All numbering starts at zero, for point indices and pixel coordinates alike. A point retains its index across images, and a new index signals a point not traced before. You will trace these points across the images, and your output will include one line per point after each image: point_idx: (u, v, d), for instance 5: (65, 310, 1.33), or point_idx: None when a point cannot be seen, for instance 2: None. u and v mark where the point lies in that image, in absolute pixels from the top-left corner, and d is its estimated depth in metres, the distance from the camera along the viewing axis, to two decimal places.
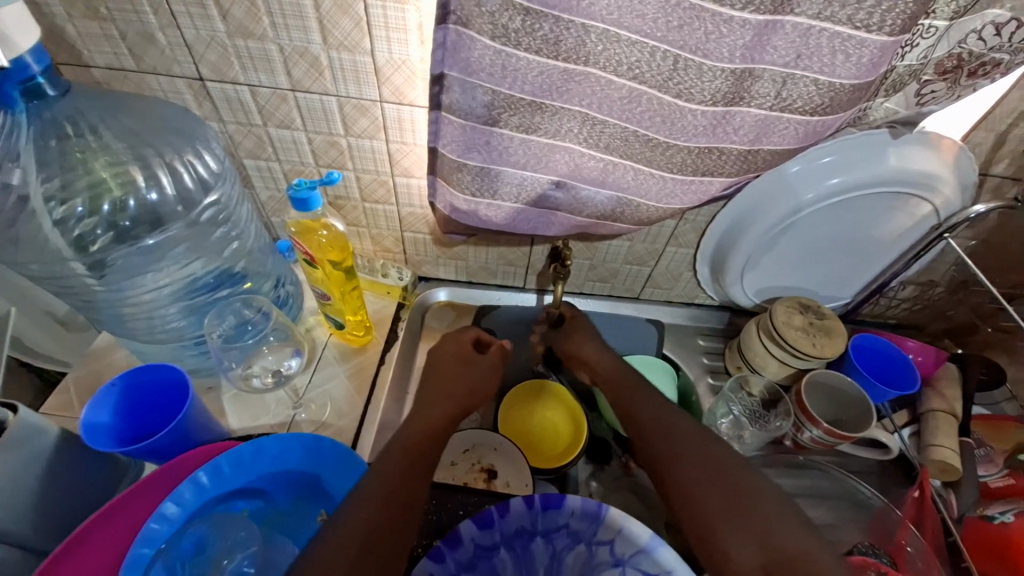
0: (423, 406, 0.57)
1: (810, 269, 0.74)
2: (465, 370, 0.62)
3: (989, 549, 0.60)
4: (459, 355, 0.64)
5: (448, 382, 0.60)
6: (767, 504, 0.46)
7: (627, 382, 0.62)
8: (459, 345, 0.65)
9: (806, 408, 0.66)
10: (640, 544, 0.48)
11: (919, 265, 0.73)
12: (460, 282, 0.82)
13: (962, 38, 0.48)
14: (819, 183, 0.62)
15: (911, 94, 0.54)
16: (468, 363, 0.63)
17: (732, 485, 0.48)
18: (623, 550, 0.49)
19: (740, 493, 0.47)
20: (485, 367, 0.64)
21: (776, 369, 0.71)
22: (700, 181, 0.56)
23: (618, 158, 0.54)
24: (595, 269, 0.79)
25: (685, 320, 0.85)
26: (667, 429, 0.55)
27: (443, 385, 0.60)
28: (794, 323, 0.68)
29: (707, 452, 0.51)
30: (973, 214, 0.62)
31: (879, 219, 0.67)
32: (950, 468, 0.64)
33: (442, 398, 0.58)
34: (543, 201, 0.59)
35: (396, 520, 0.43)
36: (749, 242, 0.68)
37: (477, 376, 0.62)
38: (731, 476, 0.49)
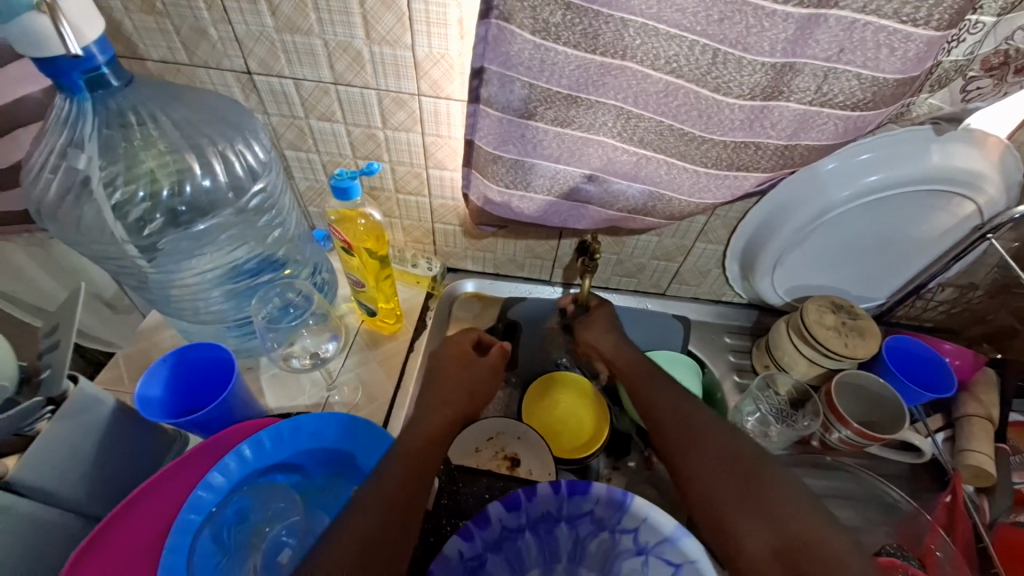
0: (425, 414, 0.55)
1: (844, 268, 0.73)
2: (467, 371, 0.61)
3: (1020, 555, 0.57)
4: (459, 358, 0.62)
5: (451, 387, 0.58)
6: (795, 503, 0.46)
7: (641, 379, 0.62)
8: (462, 345, 0.63)
9: (835, 408, 0.65)
10: (664, 533, 0.48)
11: (959, 266, 0.71)
12: (487, 274, 0.84)
13: (1012, 33, 0.47)
14: (858, 180, 0.61)
15: (957, 90, 0.53)
16: (466, 366, 0.61)
17: (752, 482, 0.48)
18: (648, 538, 0.49)
19: (761, 491, 0.47)
20: (485, 368, 0.62)
21: (805, 369, 0.70)
22: (735, 176, 0.56)
23: (652, 151, 0.54)
24: (621, 264, 0.79)
25: (712, 318, 0.85)
26: (683, 424, 0.54)
27: (444, 391, 0.58)
28: (825, 323, 0.67)
29: (728, 447, 0.51)
30: (1017, 215, 0.61)
31: (918, 218, 0.66)
32: (984, 473, 0.63)
33: (454, 393, 0.58)
34: (575, 193, 0.60)
35: (402, 517, 0.44)
36: (781, 239, 0.68)
37: (479, 376, 0.61)
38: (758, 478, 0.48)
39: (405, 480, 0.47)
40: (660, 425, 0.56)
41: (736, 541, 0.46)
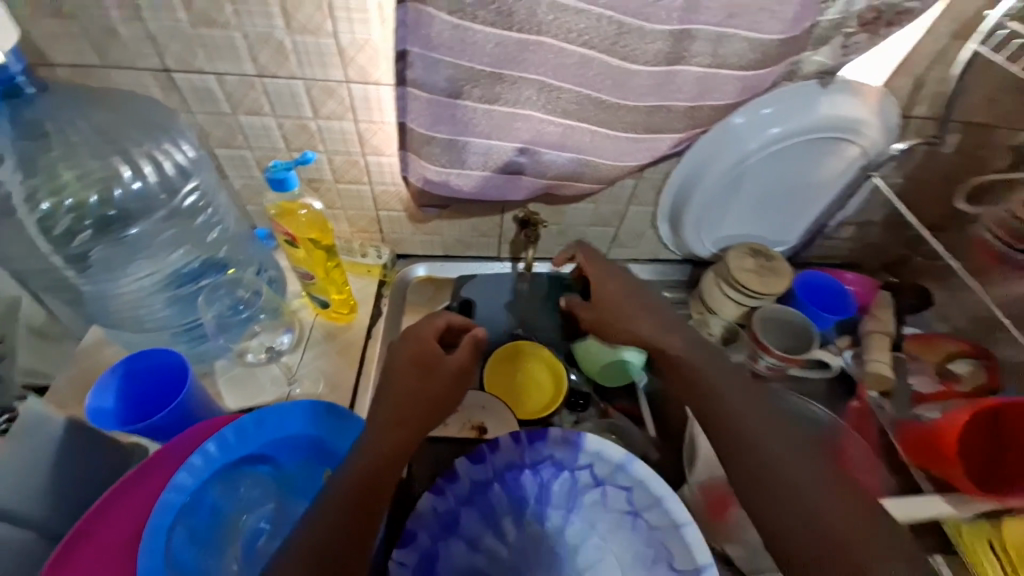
0: (377, 432, 0.50)
1: (758, 216, 0.81)
2: (428, 376, 0.55)
3: (922, 445, 0.68)
4: (417, 363, 0.55)
5: (407, 397, 0.53)
6: (804, 480, 0.46)
7: (687, 364, 0.56)
8: (425, 344, 0.57)
9: (759, 340, 0.73)
10: (616, 462, 0.54)
11: (852, 204, 0.80)
12: (437, 257, 0.86)
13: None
14: (763, 134, 0.68)
15: (838, 46, 0.60)
16: (428, 373, 0.54)
17: (797, 489, 0.46)
18: (603, 471, 0.54)
19: (806, 498, 0.45)
20: (448, 372, 0.56)
21: (734, 312, 0.77)
22: (651, 138, 0.61)
23: (575, 121, 0.58)
24: (564, 234, 0.83)
25: (651, 276, 0.91)
26: (755, 468, 0.48)
27: (397, 401, 0.52)
28: (746, 267, 0.75)
29: (761, 441, 0.49)
30: (894, 151, 0.71)
31: (816, 163, 0.74)
32: (884, 377, 0.73)
33: (412, 402, 0.52)
34: (510, 168, 0.62)
35: (354, 544, 0.43)
36: (703, 192, 0.74)
37: (446, 378, 0.55)
38: (771, 472, 0.47)
39: (353, 510, 0.45)
40: (737, 417, 0.51)
41: (792, 556, 0.44)
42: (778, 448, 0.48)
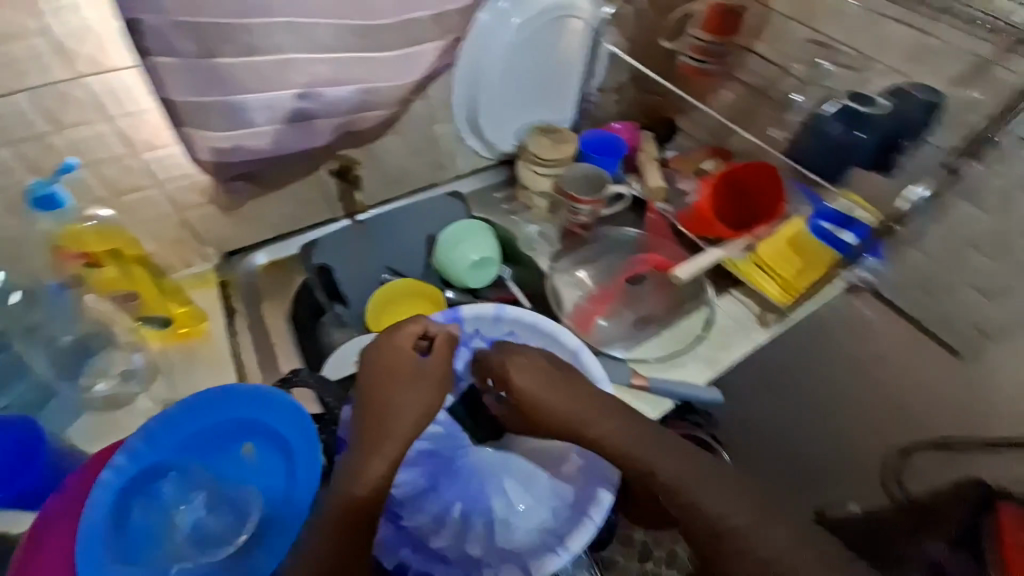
0: (370, 439, 0.55)
1: (536, 102, 0.91)
2: (414, 378, 0.59)
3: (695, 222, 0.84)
4: (399, 366, 0.59)
5: (395, 403, 0.57)
6: (703, 485, 0.56)
7: (529, 395, 0.58)
8: (404, 349, 0.60)
9: (569, 196, 0.87)
10: (491, 316, 0.69)
11: (601, 68, 0.94)
12: (270, 240, 0.83)
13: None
14: (508, 27, 0.77)
15: None
16: (418, 374, 0.59)
17: (707, 504, 0.55)
18: (485, 328, 0.68)
19: (713, 506, 0.55)
20: (429, 377, 0.60)
21: (549, 185, 0.91)
22: (416, 51, 0.67)
23: (341, 52, 0.61)
24: (385, 174, 0.87)
25: (478, 185, 0.98)
26: (665, 486, 0.56)
27: (386, 409, 0.57)
28: (542, 145, 0.89)
29: (664, 461, 0.57)
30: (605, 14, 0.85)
31: (563, 46, 0.86)
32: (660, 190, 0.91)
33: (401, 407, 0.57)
34: (298, 117, 0.63)
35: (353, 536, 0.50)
36: (482, 90, 0.82)
37: (433, 380, 0.60)
38: (682, 486, 0.56)
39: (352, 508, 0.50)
40: (593, 422, 0.57)
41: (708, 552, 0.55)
42: (677, 467, 0.56)
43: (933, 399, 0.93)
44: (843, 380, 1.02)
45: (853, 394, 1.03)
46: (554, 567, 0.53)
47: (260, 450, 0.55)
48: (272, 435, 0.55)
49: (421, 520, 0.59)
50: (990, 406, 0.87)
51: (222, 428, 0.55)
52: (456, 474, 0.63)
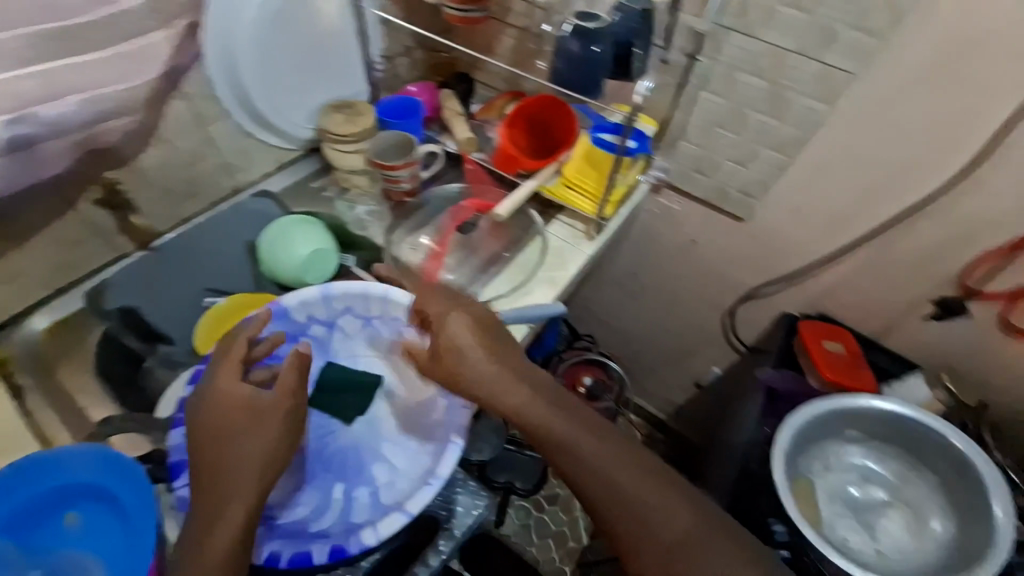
0: (220, 500, 0.53)
1: (317, 79, 0.87)
2: (251, 421, 0.56)
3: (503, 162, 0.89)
4: (232, 415, 0.56)
5: (235, 455, 0.54)
6: (623, 476, 0.58)
7: (454, 342, 0.63)
8: (235, 393, 0.57)
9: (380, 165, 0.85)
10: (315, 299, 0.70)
11: (376, 35, 0.92)
12: (49, 297, 0.72)
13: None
14: (247, 4, 0.73)
15: None
16: (254, 416, 0.56)
17: (623, 493, 0.58)
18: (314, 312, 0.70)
19: (629, 498, 0.58)
20: (270, 414, 0.57)
21: (357, 159, 0.89)
22: (141, 45, 0.61)
23: (45, 63, 0.54)
24: (169, 189, 0.78)
25: (291, 180, 0.92)
26: (585, 473, 0.59)
27: (226, 466, 0.54)
28: (332, 121, 0.87)
29: (589, 450, 0.59)
30: None
31: (322, 17, 0.83)
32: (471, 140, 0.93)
33: (243, 458, 0.54)
34: (18, 145, 0.54)
35: None
36: (243, 73, 0.76)
37: (272, 415, 0.57)
38: (600, 471, 0.59)
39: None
40: (509, 395, 0.62)
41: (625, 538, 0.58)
42: (601, 455, 0.59)
43: (739, 263, 1.11)
44: (674, 265, 1.21)
45: (686, 275, 1.22)
46: (429, 496, 0.58)
47: (86, 513, 0.56)
48: (89, 494, 0.56)
49: (301, 512, 0.60)
50: (777, 257, 1.06)
51: (37, 505, 0.55)
52: (327, 460, 0.63)
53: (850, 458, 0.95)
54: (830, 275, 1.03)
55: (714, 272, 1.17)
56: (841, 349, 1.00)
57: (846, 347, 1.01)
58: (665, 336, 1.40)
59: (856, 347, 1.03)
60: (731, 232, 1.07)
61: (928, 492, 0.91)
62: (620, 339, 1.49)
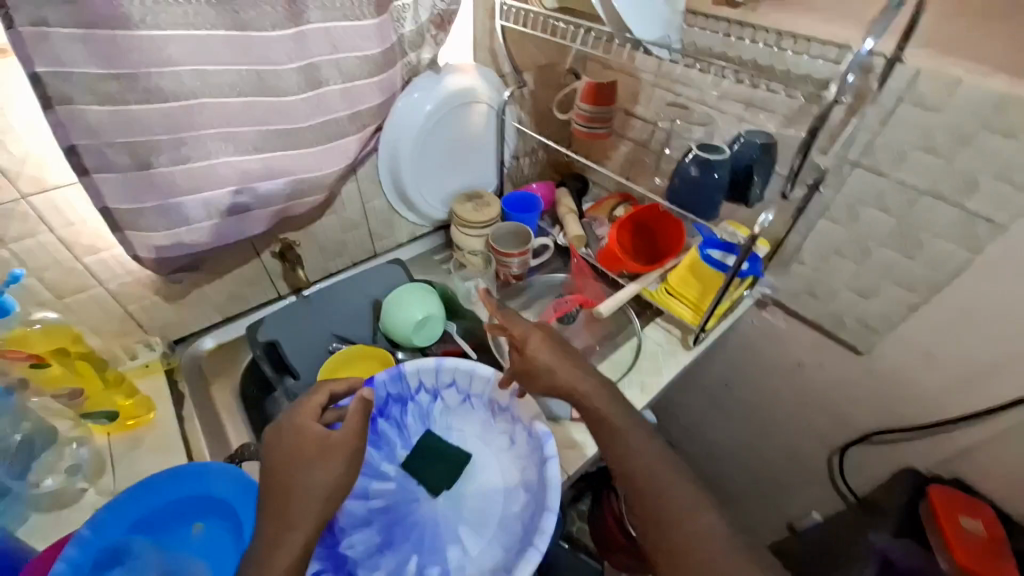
0: (283, 523, 0.56)
1: (456, 172, 1.02)
2: (324, 450, 0.60)
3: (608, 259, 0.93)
4: (304, 442, 0.60)
5: (300, 480, 0.58)
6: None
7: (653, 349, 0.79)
8: (306, 425, 0.62)
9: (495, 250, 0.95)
10: (432, 368, 0.74)
11: (512, 142, 1.07)
12: (218, 323, 0.87)
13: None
14: (422, 113, 0.88)
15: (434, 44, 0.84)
16: (325, 448, 0.60)
17: None
18: (428, 380, 0.75)
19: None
20: (339, 446, 0.61)
21: (477, 242, 1.00)
22: (335, 144, 0.76)
23: (267, 152, 0.69)
24: (325, 249, 0.94)
25: (417, 251, 1.07)
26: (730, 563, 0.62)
27: (285, 492, 0.58)
28: (463, 208, 0.99)
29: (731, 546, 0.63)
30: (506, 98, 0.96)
31: (473, 123, 0.98)
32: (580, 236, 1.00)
33: (307, 486, 0.58)
34: (235, 211, 0.70)
35: None
36: (404, 165, 0.92)
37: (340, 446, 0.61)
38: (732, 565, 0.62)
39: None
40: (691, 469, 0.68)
41: None
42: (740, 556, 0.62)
43: (853, 398, 1.02)
44: (771, 382, 1.15)
45: (790, 398, 1.13)
46: None
47: (211, 526, 0.64)
48: (218, 510, 0.64)
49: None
50: (903, 403, 0.95)
51: (179, 508, 0.63)
52: (410, 527, 0.66)
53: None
54: (967, 433, 0.89)
55: (823, 401, 1.07)
56: (980, 529, 0.85)
57: (986, 528, 0.86)
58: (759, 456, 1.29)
59: (998, 526, 0.87)
60: (844, 364, 1.00)
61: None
62: None
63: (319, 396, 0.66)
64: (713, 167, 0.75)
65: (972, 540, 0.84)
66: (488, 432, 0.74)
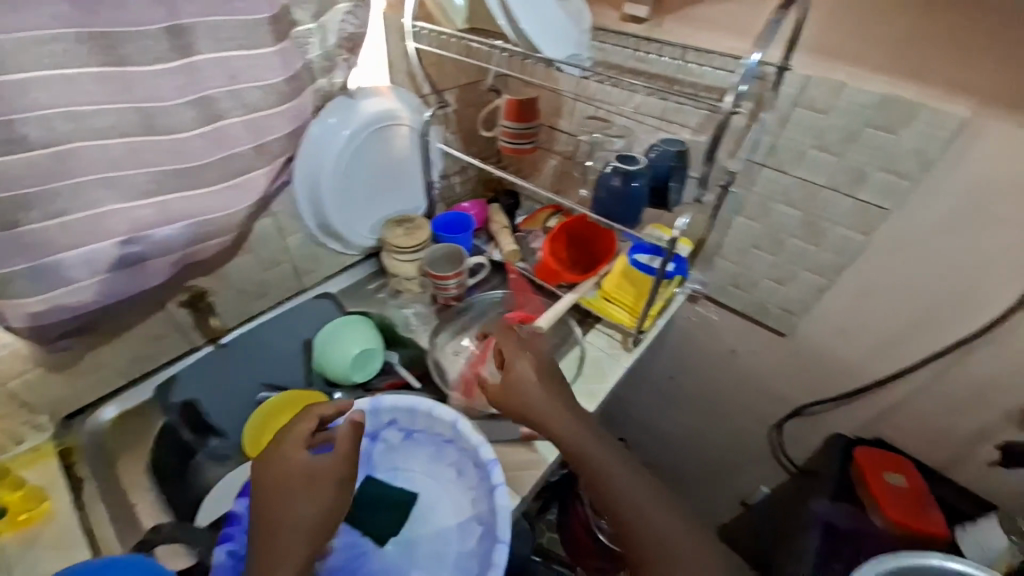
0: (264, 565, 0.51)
1: (384, 198, 0.98)
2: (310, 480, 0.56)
3: (547, 271, 0.94)
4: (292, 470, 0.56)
5: (284, 513, 0.54)
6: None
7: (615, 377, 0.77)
8: (296, 449, 0.58)
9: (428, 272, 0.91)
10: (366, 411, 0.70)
11: (440, 161, 1.03)
12: (123, 388, 0.78)
13: (340, 20, 0.76)
14: (339, 139, 0.83)
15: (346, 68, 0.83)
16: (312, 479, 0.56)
17: None
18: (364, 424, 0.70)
19: None
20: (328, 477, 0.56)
21: (410, 267, 0.96)
22: (243, 180, 0.68)
23: (160, 196, 0.61)
24: (243, 291, 0.87)
25: (349, 282, 1.01)
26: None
27: (270, 528, 0.53)
28: (392, 233, 0.96)
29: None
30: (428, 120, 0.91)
31: (396, 147, 0.94)
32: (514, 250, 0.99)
33: (294, 521, 0.54)
34: (128, 262, 0.61)
35: None
36: (325, 196, 0.87)
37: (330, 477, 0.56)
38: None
39: None
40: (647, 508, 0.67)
41: None
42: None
43: (784, 377, 1.08)
44: (711, 370, 1.20)
45: (730, 387, 1.18)
46: None
47: None
48: None
49: None
50: (828, 378, 1.02)
51: None
52: None
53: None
54: (881, 397, 0.97)
55: (759, 383, 1.13)
56: (902, 484, 0.92)
57: (910, 483, 0.93)
58: (709, 445, 1.34)
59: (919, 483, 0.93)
60: (772, 346, 1.06)
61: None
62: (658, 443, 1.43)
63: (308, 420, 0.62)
64: (636, 176, 0.77)
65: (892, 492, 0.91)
66: (437, 466, 0.70)
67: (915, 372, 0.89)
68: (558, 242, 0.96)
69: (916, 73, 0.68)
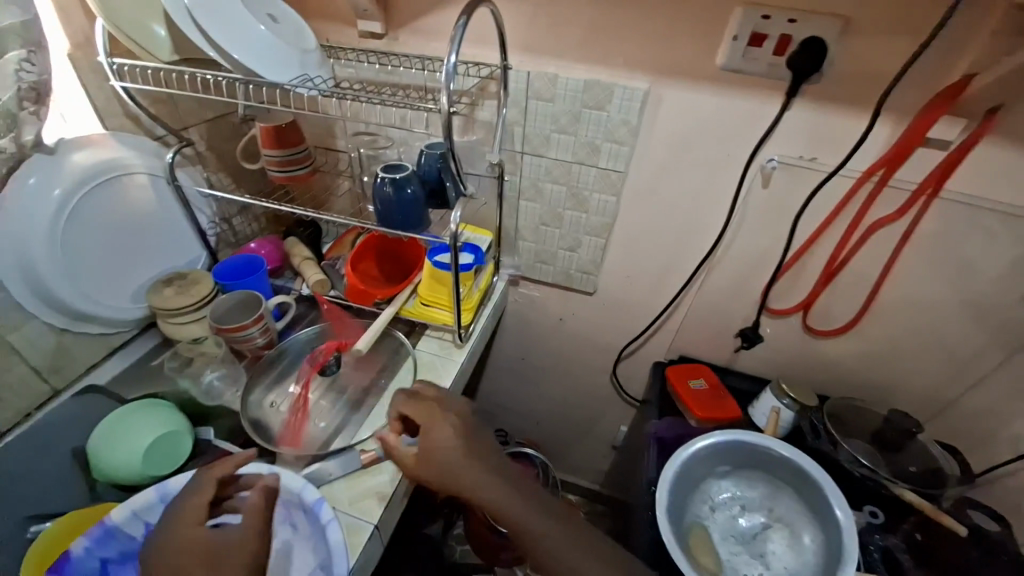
0: None
1: (139, 257, 0.87)
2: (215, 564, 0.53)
3: (359, 291, 0.91)
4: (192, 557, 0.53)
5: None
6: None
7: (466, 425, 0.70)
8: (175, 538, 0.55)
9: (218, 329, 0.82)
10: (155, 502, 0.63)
11: (201, 202, 0.94)
12: None
13: (12, 69, 0.64)
14: (49, 202, 0.72)
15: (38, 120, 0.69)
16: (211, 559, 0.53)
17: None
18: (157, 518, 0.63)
19: None
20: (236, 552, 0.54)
21: (198, 327, 0.85)
22: None
23: None
24: None
25: (125, 363, 0.87)
26: None
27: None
28: (163, 296, 0.84)
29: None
30: (169, 163, 0.86)
31: (135, 197, 0.84)
32: (319, 279, 0.94)
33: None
34: None
35: None
36: (47, 269, 0.73)
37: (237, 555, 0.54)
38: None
39: None
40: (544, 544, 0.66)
41: None
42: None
43: (605, 329, 1.17)
44: (548, 343, 1.26)
45: (567, 361, 1.27)
46: None
47: None
48: None
49: None
50: (635, 321, 1.13)
51: None
52: None
53: (721, 494, 0.92)
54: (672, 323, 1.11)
55: (590, 341, 1.20)
56: (704, 384, 1.04)
57: (708, 382, 1.05)
58: (567, 423, 1.40)
59: (716, 378, 1.08)
60: (586, 306, 1.14)
61: (794, 506, 0.88)
62: (532, 425, 1.45)
63: (207, 488, 0.61)
64: (408, 182, 0.79)
65: (699, 395, 1.02)
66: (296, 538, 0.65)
67: (685, 302, 1.06)
68: (359, 264, 0.95)
69: (600, 58, 0.81)
